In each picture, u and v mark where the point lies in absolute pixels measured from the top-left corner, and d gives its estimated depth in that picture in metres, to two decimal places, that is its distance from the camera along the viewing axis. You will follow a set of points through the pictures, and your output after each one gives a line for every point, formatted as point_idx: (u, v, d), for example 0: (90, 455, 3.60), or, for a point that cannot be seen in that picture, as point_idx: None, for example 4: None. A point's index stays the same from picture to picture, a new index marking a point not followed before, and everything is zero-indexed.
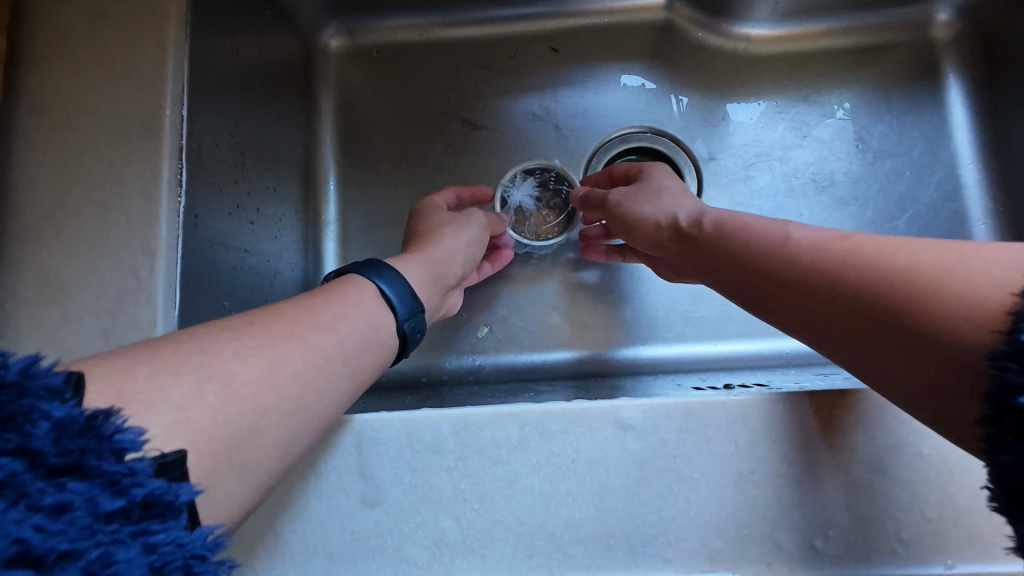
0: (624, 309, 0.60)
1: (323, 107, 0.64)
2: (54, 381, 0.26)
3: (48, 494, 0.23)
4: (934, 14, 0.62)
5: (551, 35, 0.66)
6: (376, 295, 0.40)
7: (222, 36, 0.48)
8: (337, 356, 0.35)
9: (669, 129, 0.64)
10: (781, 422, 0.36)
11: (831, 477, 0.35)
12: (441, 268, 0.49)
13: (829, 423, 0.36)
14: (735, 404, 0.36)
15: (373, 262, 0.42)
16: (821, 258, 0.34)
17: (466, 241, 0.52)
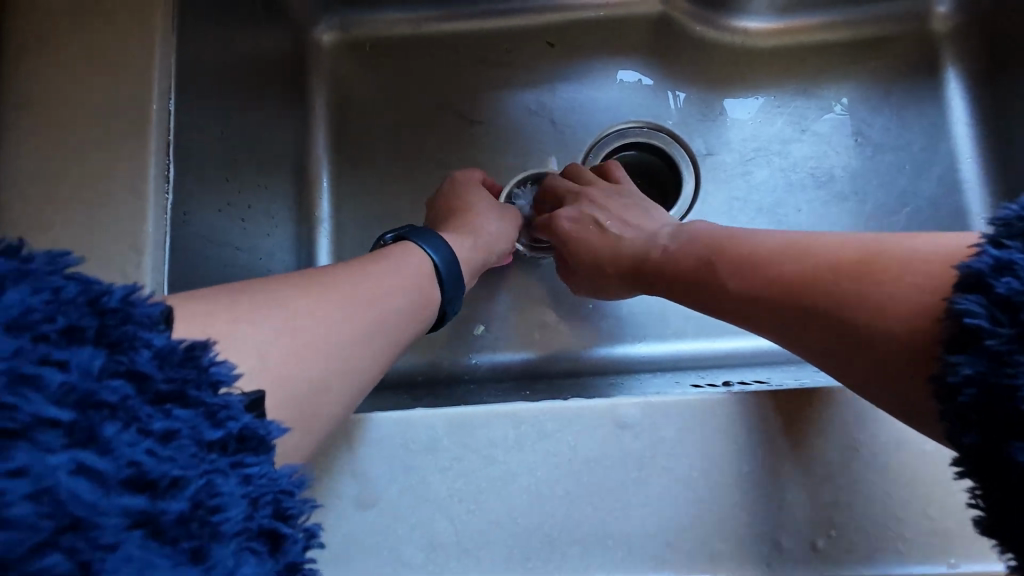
0: (621, 306, 0.59)
1: (317, 104, 0.63)
2: (152, 311, 0.27)
3: (156, 419, 0.25)
4: (932, 8, 0.62)
5: (546, 30, 0.65)
6: (427, 266, 0.43)
7: (211, 30, 0.47)
8: (390, 325, 0.38)
9: (667, 124, 0.64)
10: (781, 419, 0.35)
11: (833, 475, 0.34)
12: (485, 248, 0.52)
13: (829, 422, 0.35)
14: (734, 402, 0.35)
15: (430, 237, 0.45)
16: (783, 259, 0.39)
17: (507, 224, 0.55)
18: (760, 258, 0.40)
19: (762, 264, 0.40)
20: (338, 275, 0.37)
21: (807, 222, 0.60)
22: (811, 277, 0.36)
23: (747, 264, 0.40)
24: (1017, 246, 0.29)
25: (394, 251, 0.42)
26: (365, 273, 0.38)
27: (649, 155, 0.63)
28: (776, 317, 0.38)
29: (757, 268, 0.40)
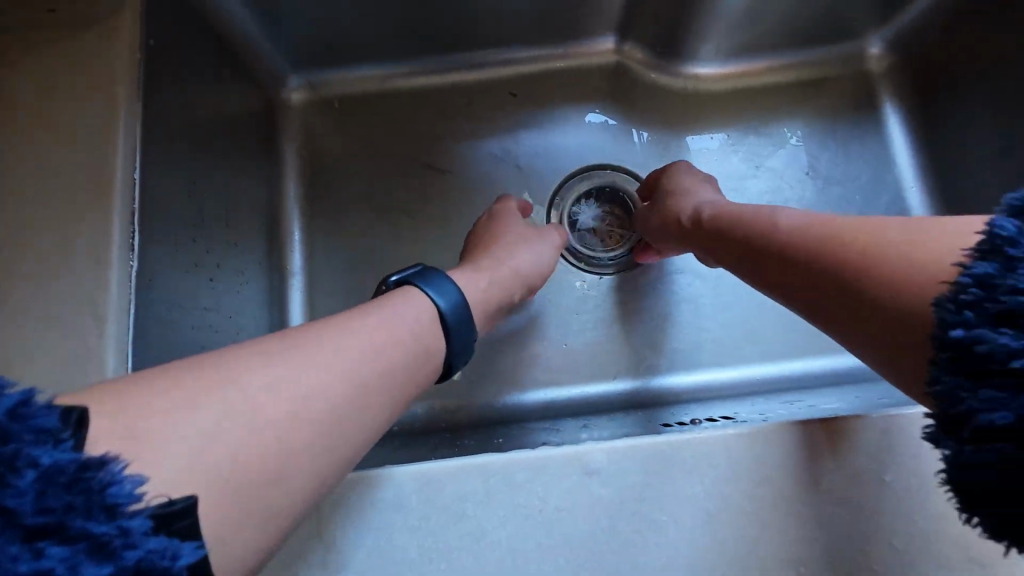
0: (594, 346, 0.61)
1: (286, 159, 0.65)
2: (47, 422, 0.25)
3: (24, 560, 0.23)
4: (868, 49, 0.66)
5: (508, 80, 0.68)
6: (429, 305, 0.40)
7: (176, 95, 0.48)
8: (385, 379, 0.35)
9: (628, 164, 0.67)
10: (749, 458, 0.35)
11: (803, 513, 0.34)
12: (505, 285, 0.50)
13: (798, 461, 0.35)
14: (700, 442, 0.35)
15: (444, 276, 0.43)
16: (795, 231, 0.39)
17: (530, 259, 0.53)
18: (802, 240, 0.38)
19: (801, 247, 0.38)
20: (342, 321, 0.35)
21: None
22: (837, 256, 0.35)
23: (788, 251, 0.38)
24: (993, 265, 0.28)
25: (397, 292, 0.40)
26: (360, 316, 0.36)
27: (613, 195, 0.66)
28: (807, 296, 0.37)
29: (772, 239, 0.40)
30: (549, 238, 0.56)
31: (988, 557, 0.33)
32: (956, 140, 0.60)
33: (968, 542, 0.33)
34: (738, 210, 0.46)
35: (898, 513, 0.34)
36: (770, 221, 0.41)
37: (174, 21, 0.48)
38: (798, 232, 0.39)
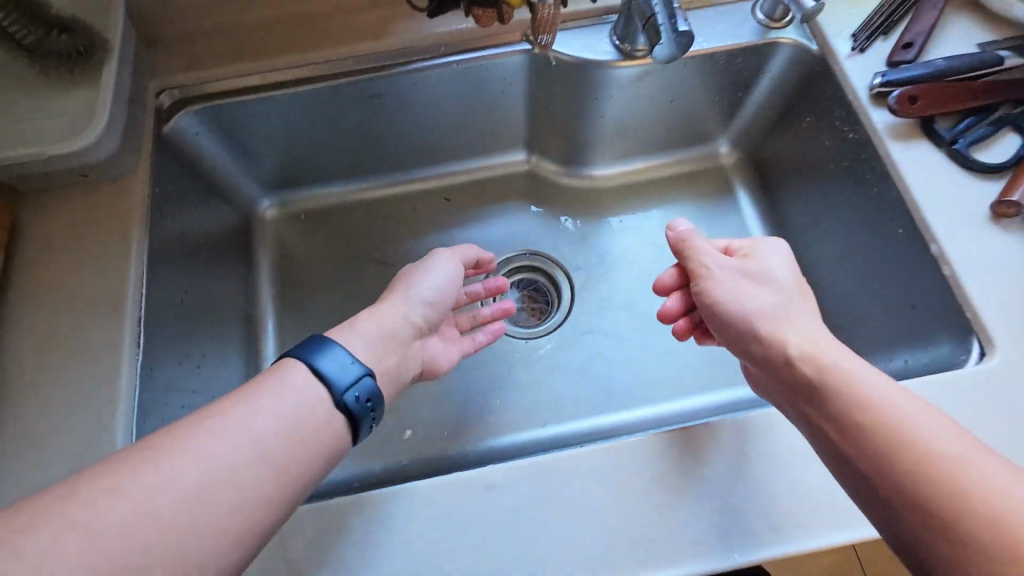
0: (523, 399, 0.72)
1: (262, 262, 0.78)
2: None
3: None
4: (717, 148, 0.83)
5: (443, 189, 0.84)
6: (305, 371, 0.44)
7: (176, 224, 0.63)
8: (261, 453, 0.39)
9: (543, 248, 0.82)
10: (607, 466, 0.45)
11: (649, 504, 0.44)
12: (400, 311, 0.54)
13: (644, 463, 0.45)
14: (569, 457, 0.45)
15: (318, 337, 0.47)
16: (945, 468, 0.35)
17: (427, 288, 0.58)
18: (947, 486, 0.34)
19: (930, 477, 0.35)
20: (212, 413, 0.40)
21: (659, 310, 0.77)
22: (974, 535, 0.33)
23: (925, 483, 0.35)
24: None
25: (280, 366, 0.45)
26: (224, 405, 0.41)
27: (534, 275, 0.82)
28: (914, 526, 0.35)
29: (910, 451, 0.36)
30: (443, 256, 0.60)
31: (782, 522, 0.42)
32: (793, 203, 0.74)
33: (770, 513, 0.43)
34: (869, 382, 0.40)
35: (722, 494, 0.44)
36: (900, 426, 0.37)
37: (172, 171, 0.63)
38: (946, 469, 0.35)
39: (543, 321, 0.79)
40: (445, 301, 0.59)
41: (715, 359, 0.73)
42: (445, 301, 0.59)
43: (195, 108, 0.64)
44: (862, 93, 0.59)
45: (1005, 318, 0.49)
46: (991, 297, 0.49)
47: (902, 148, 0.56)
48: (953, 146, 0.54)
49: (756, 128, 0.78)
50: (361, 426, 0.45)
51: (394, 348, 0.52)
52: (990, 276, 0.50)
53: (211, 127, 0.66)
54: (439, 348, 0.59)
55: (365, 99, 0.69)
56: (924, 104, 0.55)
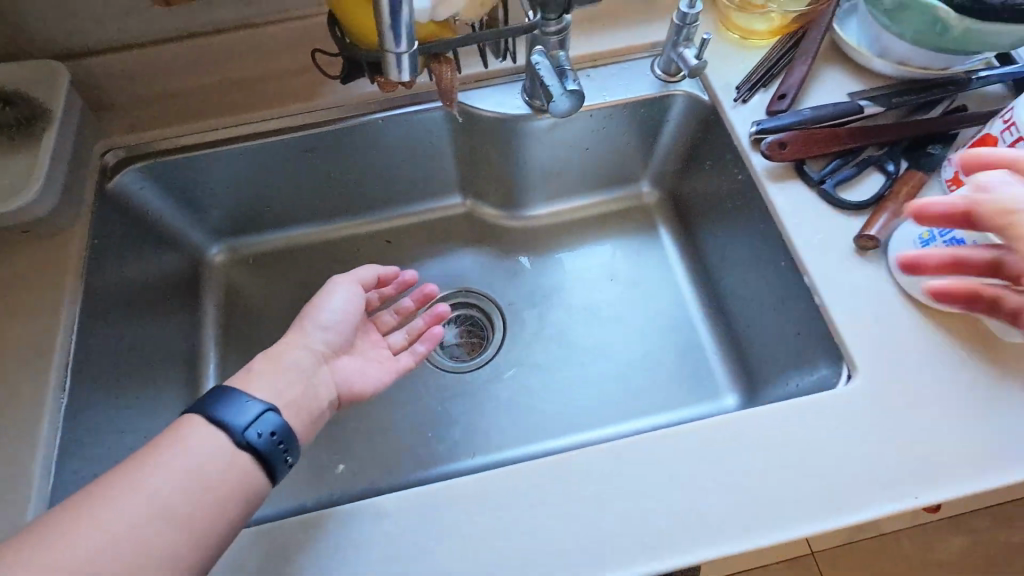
0: (453, 432, 0.76)
1: (208, 305, 0.81)
2: None
3: None
4: (641, 187, 0.88)
5: (385, 231, 0.89)
6: (202, 420, 0.46)
7: (115, 275, 0.68)
8: (158, 504, 0.42)
9: (477, 286, 0.87)
10: (491, 491, 0.49)
11: (529, 527, 0.47)
12: (299, 340, 0.55)
13: (524, 488, 0.49)
14: (456, 484, 0.49)
15: (218, 385, 0.48)
16: None
17: (329, 311, 0.58)
18: None
19: None
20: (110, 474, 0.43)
21: (584, 342, 0.81)
22: None
23: None
24: None
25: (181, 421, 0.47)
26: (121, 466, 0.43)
27: (470, 313, 0.86)
28: None
29: None
30: (342, 277, 0.61)
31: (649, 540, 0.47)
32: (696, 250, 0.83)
33: (637, 532, 0.47)
34: None
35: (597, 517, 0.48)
36: None
37: (115, 225, 0.69)
38: None
39: (477, 357, 0.83)
40: (351, 320, 0.59)
41: (634, 389, 0.77)
42: (351, 320, 0.59)
43: (137, 165, 0.69)
44: (744, 139, 0.64)
45: (860, 346, 0.53)
46: (853, 326, 0.54)
47: (778, 190, 0.61)
48: (821, 186, 0.60)
49: (671, 169, 0.84)
50: (273, 463, 0.47)
51: (295, 375, 0.52)
52: (849, 307, 0.55)
53: (154, 182, 0.71)
54: (361, 370, 0.59)
55: (299, 152, 0.74)
56: (792, 148, 0.61)
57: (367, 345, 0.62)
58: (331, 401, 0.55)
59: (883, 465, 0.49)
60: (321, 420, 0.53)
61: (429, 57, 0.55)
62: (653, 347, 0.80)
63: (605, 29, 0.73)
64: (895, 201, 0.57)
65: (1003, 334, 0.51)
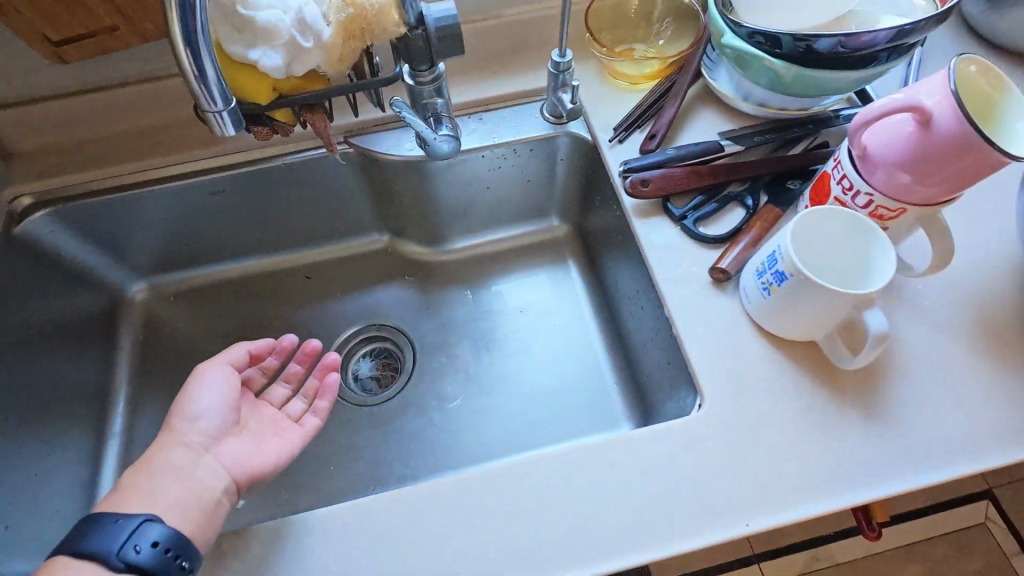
0: (355, 464, 0.77)
1: (123, 340, 0.83)
2: None
3: None
4: (552, 221, 0.90)
5: (305, 267, 0.91)
6: (76, 554, 0.45)
7: (15, 314, 0.71)
8: None
9: (392, 320, 0.89)
10: (337, 526, 0.50)
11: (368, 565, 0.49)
12: (173, 442, 0.52)
13: (369, 525, 0.50)
14: (304, 519, 0.51)
15: (89, 517, 0.47)
16: None
17: (200, 403, 0.55)
18: None
19: None
20: None
21: (491, 374, 0.83)
22: None
23: None
24: None
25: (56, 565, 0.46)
26: None
27: (385, 346, 0.88)
28: None
29: None
30: (206, 366, 0.58)
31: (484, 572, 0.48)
32: (601, 284, 0.85)
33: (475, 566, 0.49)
34: None
35: (435, 549, 0.49)
36: None
37: (21, 267, 0.72)
38: None
39: (388, 390, 0.84)
40: (229, 403, 0.56)
41: (537, 419, 0.78)
42: (229, 404, 0.56)
43: (47, 210, 0.72)
44: (617, 179, 0.67)
45: (712, 376, 0.55)
46: (706, 358, 0.55)
47: (644, 226, 0.64)
48: (682, 222, 0.63)
49: (574, 204, 0.87)
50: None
51: (178, 476, 0.51)
52: (705, 338, 0.56)
53: (65, 225, 0.74)
54: (258, 448, 0.56)
55: (207, 195, 0.78)
56: (654, 186, 0.64)
57: (262, 420, 0.59)
58: (230, 490, 0.52)
59: (724, 493, 0.50)
60: (220, 510, 0.51)
61: (301, 109, 0.59)
62: (559, 376, 0.81)
63: (495, 77, 0.78)
64: (748, 235, 0.60)
65: (838, 361, 0.53)
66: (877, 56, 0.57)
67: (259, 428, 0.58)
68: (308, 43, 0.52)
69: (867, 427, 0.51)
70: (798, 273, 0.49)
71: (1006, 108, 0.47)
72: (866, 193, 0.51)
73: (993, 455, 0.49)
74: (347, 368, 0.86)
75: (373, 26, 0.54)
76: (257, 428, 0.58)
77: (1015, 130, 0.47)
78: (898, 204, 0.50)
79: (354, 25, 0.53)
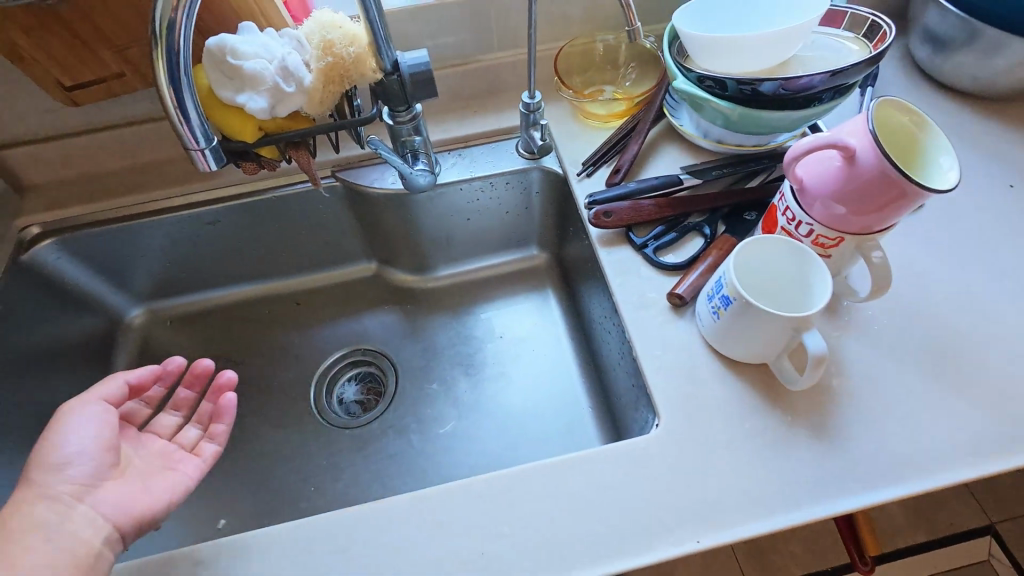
0: (336, 485, 0.79)
1: (119, 363, 0.86)
2: None
3: None
4: (532, 250, 0.94)
5: (296, 293, 0.95)
6: None
7: (23, 336, 0.75)
8: None
9: (376, 344, 0.92)
10: (303, 538, 0.50)
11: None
12: (37, 497, 0.53)
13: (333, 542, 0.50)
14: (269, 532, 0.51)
15: None
16: None
17: (71, 448, 0.56)
18: None
19: None
20: None
21: (470, 399, 0.84)
22: None
23: None
24: None
25: None
26: None
27: (369, 369, 0.91)
28: None
29: None
30: (74, 408, 0.58)
31: None
32: (578, 310, 0.88)
33: None
34: None
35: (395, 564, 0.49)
36: None
37: (29, 291, 0.76)
38: None
39: (370, 413, 0.86)
40: (106, 445, 0.58)
41: (513, 443, 0.80)
42: (106, 445, 0.58)
43: (53, 238, 0.77)
44: (583, 211, 0.71)
45: (670, 396, 0.56)
46: (664, 379, 0.57)
47: (608, 254, 0.67)
48: (643, 250, 0.66)
49: (552, 234, 0.91)
50: None
51: (52, 532, 0.52)
52: (663, 359, 0.59)
53: (69, 252, 0.79)
54: (143, 488, 0.58)
55: (204, 225, 0.83)
56: (616, 217, 0.67)
57: (148, 458, 0.62)
58: (112, 538, 0.54)
59: (683, 510, 0.50)
60: (103, 561, 0.52)
61: (286, 146, 0.64)
62: (535, 399, 0.83)
63: (475, 115, 0.83)
64: (704, 262, 0.63)
65: (787, 382, 0.54)
66: (821, 97, 0.61)
67: (139, 466, 0.60)
68: (291, 88, 0.58)
69: (818, 446, 0.52)
70: (740, 298, 0.51)
71: (933, 145, 0.51)
72: (807, 223, 0.54)
73: (939, 475, 0.50)
74: (332, 392, 0.89)
75: (351, 72, 0.60)
76: (139, 467, 0.60)
77: (941, 164, 0.50)
78: (836, 232, 0.53)
79: (333, 71, 0.59)
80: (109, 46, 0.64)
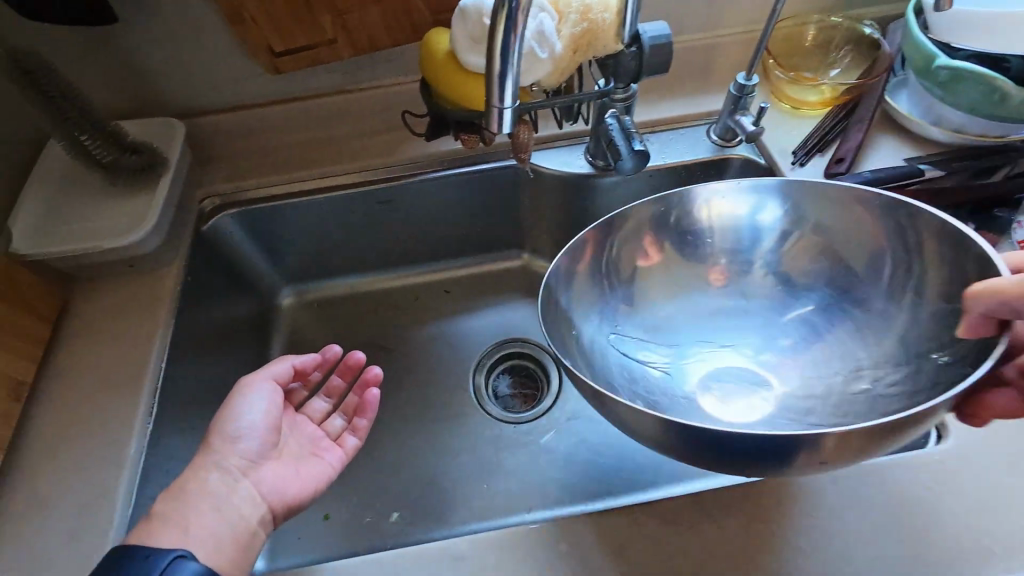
0: (512, 481, 0.74)
1: (275, 345, 0.82)
2: None
3: None
4: None
5: (444, 281, 0.90)
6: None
7: (209, 309, 0.72)
8: None
9: (535, 336, 0.87)
10: (569, 539, 0.48)
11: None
12: (199, 465, 0.51)
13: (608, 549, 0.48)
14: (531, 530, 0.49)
15: (119, 549, 0.44)
16: None
17: (243, 422, 0.54)
18: None
19: None
20: None
21: None
22: None
23: None
24: None
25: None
26: None
27: (527, 361, 0.86)
28: None
29: None
30: (244, 382, 0.56)
31: None
32: None
33: None
34: None
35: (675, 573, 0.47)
36: None
37: (207, 266, 0.73)
38: None
39: (532, 409, 0.81)
40: (270, 425, 0.55)
41: None
42: (270, 425, 0.55)
43: (232, 211, 0.75)
44: None
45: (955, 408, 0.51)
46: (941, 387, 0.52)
47: None
48: None
49: None
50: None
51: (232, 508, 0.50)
52: None
53: (243, 226, 0.76)
54: (296, 473, 0.56)
55: (377, 203, 0.78)
56: None
57: (299, 440, 0.59)
58: (266, 519, 0.52)
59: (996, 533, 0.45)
60: (257, 541, 0.50)
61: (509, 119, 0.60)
62: None
63: (662, 100, 0.79)
64: None
65: None
66: None
67: (290, 448, 0.57)
68: (544, 54, 0.54)
69: None
70: None
71: None
72: None
73: None
74: (486, 386, 0.84)
75: (598, 42, 0.56)
76: (288, 450, 0.57)
77: None
78: None
79: (583, 39, 0.55)
80: (331, 11, 0.61)
